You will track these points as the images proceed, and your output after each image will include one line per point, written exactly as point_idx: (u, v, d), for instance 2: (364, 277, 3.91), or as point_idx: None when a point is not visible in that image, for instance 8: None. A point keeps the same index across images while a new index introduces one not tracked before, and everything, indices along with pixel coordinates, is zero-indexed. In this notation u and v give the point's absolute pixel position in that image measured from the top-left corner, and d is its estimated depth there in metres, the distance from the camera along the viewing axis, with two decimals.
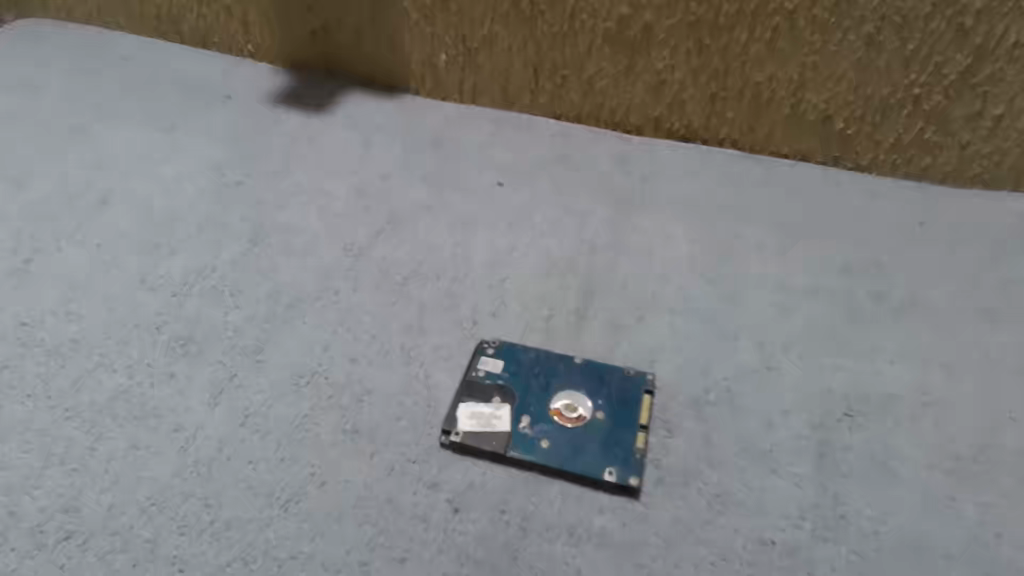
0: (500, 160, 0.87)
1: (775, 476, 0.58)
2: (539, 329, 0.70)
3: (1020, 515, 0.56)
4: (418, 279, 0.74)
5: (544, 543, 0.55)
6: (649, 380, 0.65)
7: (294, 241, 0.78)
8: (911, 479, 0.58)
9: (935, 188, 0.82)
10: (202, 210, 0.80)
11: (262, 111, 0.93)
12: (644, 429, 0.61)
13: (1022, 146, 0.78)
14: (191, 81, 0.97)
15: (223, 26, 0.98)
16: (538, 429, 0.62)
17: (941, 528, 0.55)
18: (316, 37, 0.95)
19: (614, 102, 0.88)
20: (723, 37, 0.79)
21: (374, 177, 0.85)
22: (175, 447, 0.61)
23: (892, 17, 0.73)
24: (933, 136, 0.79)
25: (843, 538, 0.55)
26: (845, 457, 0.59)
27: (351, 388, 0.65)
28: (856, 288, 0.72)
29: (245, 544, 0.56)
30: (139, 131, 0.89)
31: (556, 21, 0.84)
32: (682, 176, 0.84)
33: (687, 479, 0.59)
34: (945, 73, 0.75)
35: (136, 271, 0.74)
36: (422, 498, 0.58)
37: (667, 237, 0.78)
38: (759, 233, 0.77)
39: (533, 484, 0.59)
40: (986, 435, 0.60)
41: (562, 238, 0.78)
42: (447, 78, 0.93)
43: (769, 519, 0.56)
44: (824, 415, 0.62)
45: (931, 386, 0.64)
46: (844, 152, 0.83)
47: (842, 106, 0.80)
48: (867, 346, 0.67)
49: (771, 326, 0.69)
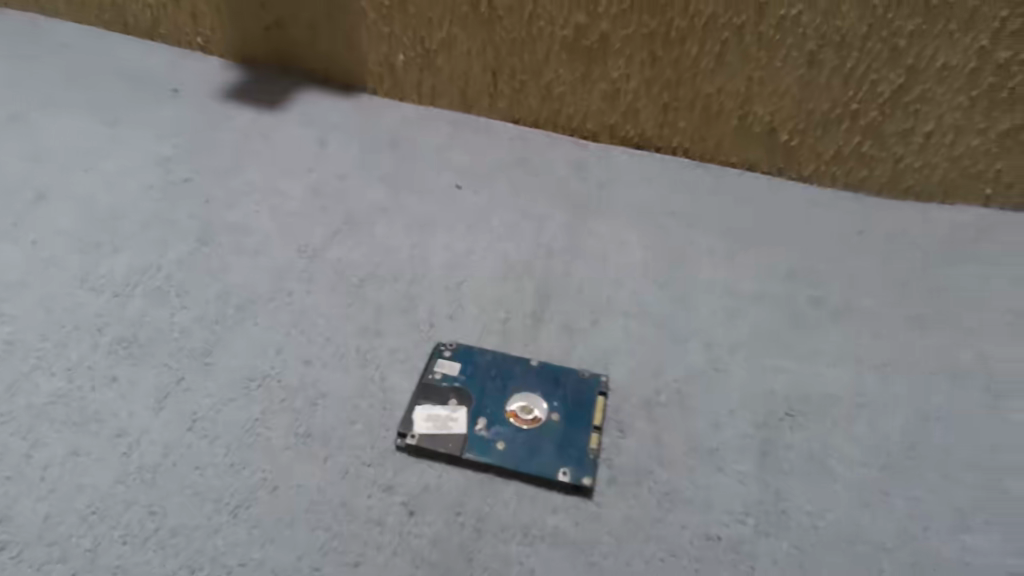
0: (458, 163, 0.87)
1: (721, 475, 0.61)
2: (495, 331, 0.70)
3: (945, 508, 0.60)
4: (375, 281, 0.74)
5: (498, 544, 0.56)
6: (602, 382, 0.66)
7: (244, 241, 0.76)
8: (847, 475, 0.61)
9: (871, 200, 0.86)
10: (147, 208, 0.78)
11: (212, 107, 0.91)
12: (597, 430, 0.63)
13: (948, 162, 0.83)
14: (137, 73, 0.93)
15: (171, 18, 0.95)
16: (493, 431, 0.62)
17: (873, 522, 0.58)
18: (270, 33, 0.93)
19: (571, 109, 0.90)
20: (675, 50, 0.82)
21: (329, 176, 0.84)
22: (117, 453, 0.59)
23: (832, 37, 0.77)
24: (870, 150, 0.84)
25: (785, 533, 0.57)
26: (786, 455, 0.62)
27: (304, 392, 0.64)
28: (799, 294, 0.75)
29: (192, 551, 0.54)
30: (81, 124, 0.86)
31: (514, 27, 0.84)
32: (636, 183, 0.86)
33: (638, 478, 0.60)
34: (880, 90, 0.79)
35: (76, 270, 0.71)
36: (376, 502, 0.58)
37: (621, 242, 0.79)
38: (709, 240, 0.80)
39: (489, 485, 0.59)
40: (916, 433, 0.64)
41: (519, 242, 0.79)
42: (405, 79, 0.92)
43: (715, 515, 0.58)
44: (768, 415, 0.65)
45: (866, 388, 0.67)
46: (788, 163, 0.87)
47: (786, 119, 0.84)
48: (808, 349, 0.70)
49: (719, 329, 0.71)
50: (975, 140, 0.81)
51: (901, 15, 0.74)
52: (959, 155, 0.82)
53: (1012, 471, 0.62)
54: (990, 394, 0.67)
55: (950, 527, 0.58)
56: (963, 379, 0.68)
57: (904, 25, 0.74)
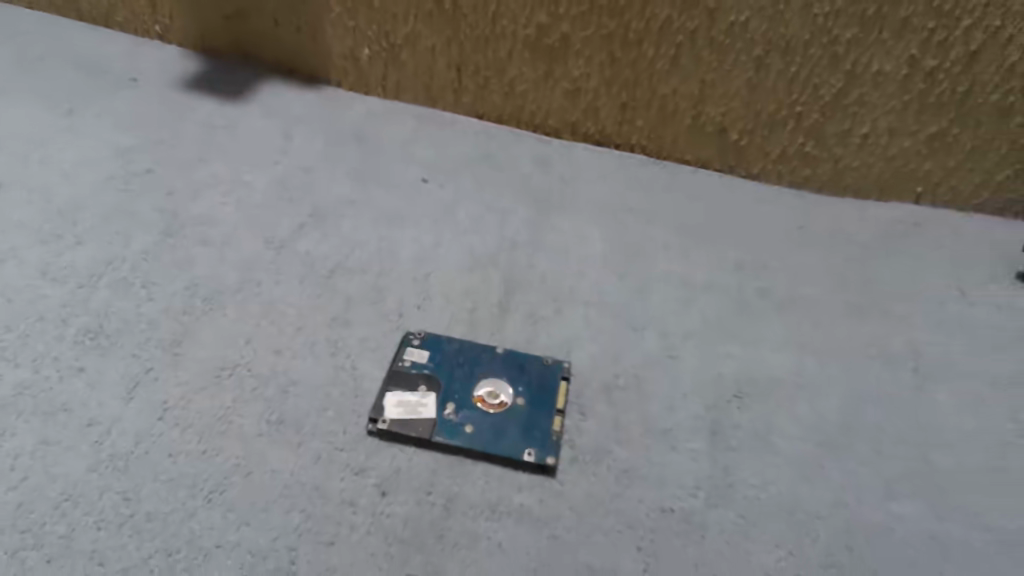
0: (424, 159, 0.89)
1: (674, 452, 0.65)
2: (462, 321, 0.73)
3: (875, 479, 0.65)
4: (343, 272, 0.75)
5: (467, 521, 0.59)
6: (565, 368, 0.70)
7: (210, 233, 0.76)
8: (789, 450, 0.66)
9: (813, 197, 0.92)
10: (109, 200, 0.77)
11: (174, 97, 0.90)
12: (560, 413, 0.66)
13: (883, 162, 0.89)
14: (94, 62, 0.92)
15: (127, 5, 0.94)
16: (462, 415, 0.65)
17: (812, 493, 0.64)
18: (231, 23, 0.93)
19: (534, 106, 0.93)
20: (632, 51, 0.86)
21: (296, 169, 0.85)
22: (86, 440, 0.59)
23: (777, 42, 0.82)
24: (812, 150, 0.89)
25: (731, 504, 0.62)
26: (734, 433, 0.67)
27: (276, 380, 0.66)
28: (746, 284, 0.80)
29: (168, 535, 0.56)
30: (37, 113, 0.84)
31: (478, 25, 0.87)
32: (595, 180, 0.90)
33: (599, 457, 0.64)
34: (821, 94, 0.85)
35: (36, 262, 0.71)
36: (349, 484, 0.60)
37: (582, 236, 0.83)
38: (664, 234, 0.85)
39: (457, 467, 0.62)
40: (850, 412, 0.70)
41: (484, 235, 0.81)
42: (371, 72, 0.94)
43: (670, 490, 0.63)
44: (717, 397, 0.70)
45: (806, 371, 0.73)
46: (738, 161, 0.92)
47: (736, 119, 0.89)
48: (754, 335, 0.75)
49: (674, 317, 0.76)
50: (906, 142, 0.87)
51: (840, 24, 0.79)
52: (892, 155, 0.88)
53: (934, 445, 0.68)
54: (917, 375, 0.74)
55: (880, 496, 0.64)
56: (893, 362, 0.75)
57: (842, 33, 0.80)
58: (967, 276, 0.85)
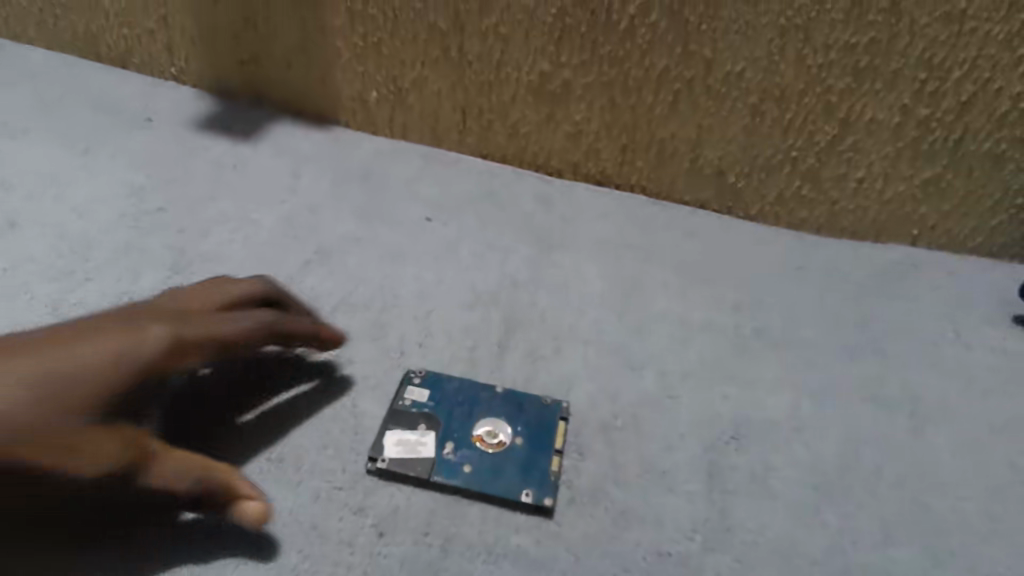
0: (428, 197, 0.91)
1: (671, 494, 0.65)
2: (462, 359, 0.74)
3: (873, 523, 0.65)
4: (346, 309, 0.77)
5: (464, 563, 0.59)
6: (563, 408, 0.70)
7: (217, 270, 0.78)
8: (785, 493, 0.66)
9: (811, 238, 0.93)
10: (119, 237, 0.80)
11: (186, 137, 0.93)
12: (558, 453, 0.67)
13: (880, 205, 0.91)
14: (111, 102, 0.96)
15: (145, 47, 0.98)
16: (460, 455, 0.65)
17: (809, 537, 0.64)
18: (244, 67, 0.97)
19: (536, 146, 0.95)
20: (632, 97, 0.88)
21: (303, 208, 0.87)
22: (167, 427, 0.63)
23: (772, 91, 0.85)
24: (808, 193, 0.91)
25: (728, 547, 0.62)
26: (731, 475, 0.67)
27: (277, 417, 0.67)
28: (743, 324, 0.81)
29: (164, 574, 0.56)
30: (54, 152, 0.87)
31: (482, 71, 0.90)
32: (596, 219, 0.92)
33: (595, 498, 0.64)
34: (816, 140, 0.87)
35: (46, 297, 0.72)
36: (347, 524, 0.60)
37: (581, 275, 0.84)
38: (663, 273, 0.86)
39: (455, 507, 0.62)
40: (848, 455, 0.70)
41: (485, 273, 0.83)
42: (378, 114, 0.97)
43: (667, 533, 0.63)
44: (715, 438, 0.70)
45: (803, 413, 0.73)
46: (736, 203, 0.94)
47: (733, 163, 0.91)
48: (752, 376, 0.76)
49: (672, 357, 0.77)
50: (902, 187, 0.89)
51: (833, 74, 0.82)
52: (888, 199, 0.90)
53: (932, 489, 0.68)
54: (914, 419, 0.74)
55: (877, 541, 0.64)
56: (890, 405, 0.75)
57: (835, 83, 0.83)
58: (963, 319, 0.85)
